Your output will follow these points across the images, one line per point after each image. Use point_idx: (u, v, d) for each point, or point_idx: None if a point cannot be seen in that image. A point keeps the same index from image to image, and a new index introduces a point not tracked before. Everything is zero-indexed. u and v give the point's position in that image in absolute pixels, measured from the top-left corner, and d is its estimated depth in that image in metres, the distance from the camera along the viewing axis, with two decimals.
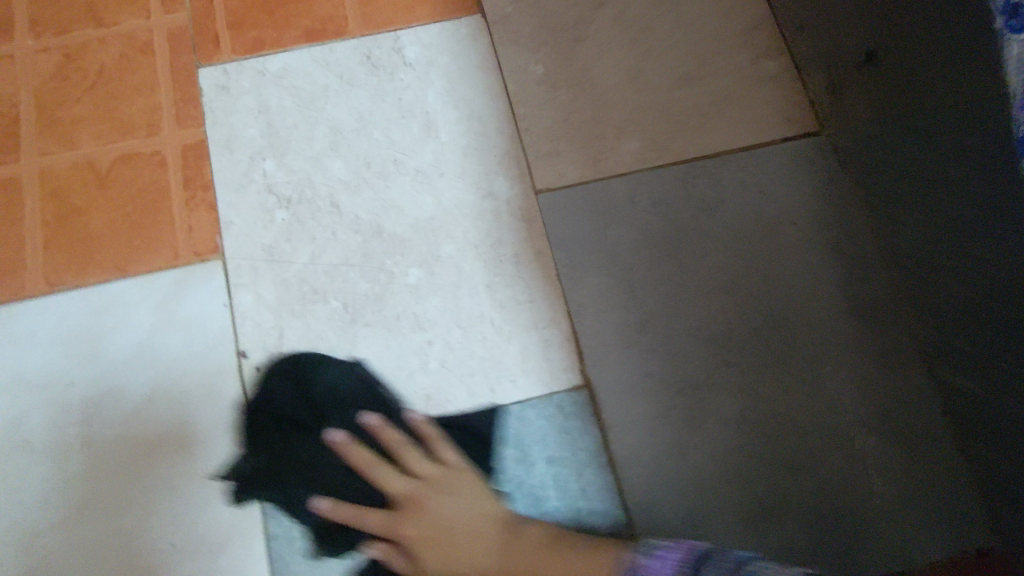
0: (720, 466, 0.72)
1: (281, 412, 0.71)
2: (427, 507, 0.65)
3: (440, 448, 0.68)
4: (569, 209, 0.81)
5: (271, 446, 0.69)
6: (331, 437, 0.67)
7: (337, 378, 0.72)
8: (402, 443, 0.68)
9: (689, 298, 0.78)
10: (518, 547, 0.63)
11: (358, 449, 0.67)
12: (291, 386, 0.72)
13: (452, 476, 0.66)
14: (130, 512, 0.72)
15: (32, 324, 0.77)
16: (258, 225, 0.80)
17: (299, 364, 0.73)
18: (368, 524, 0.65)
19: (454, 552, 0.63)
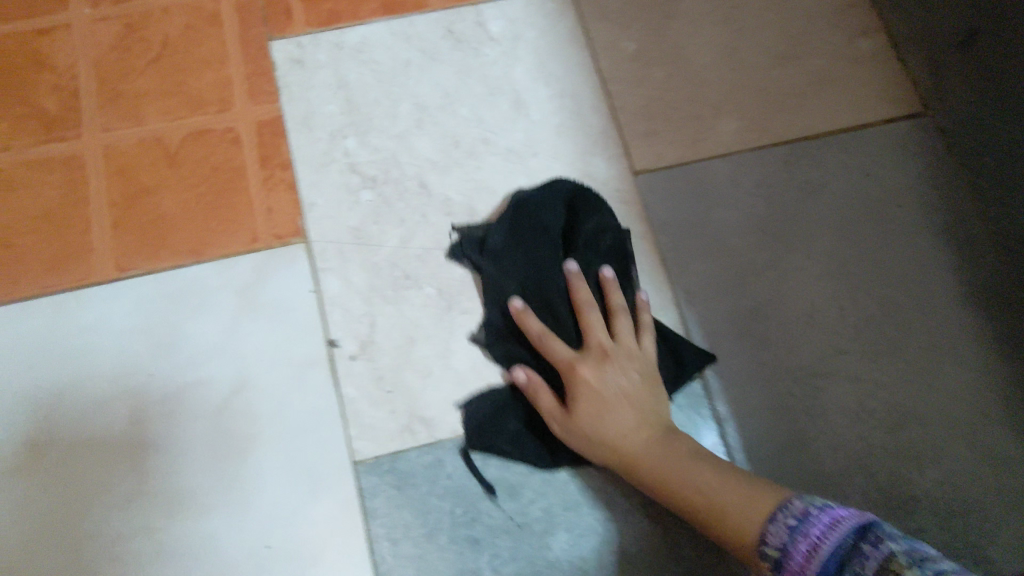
0: (838, 458, 0.70)
1: (533, 222, 0.71)
2: (612, 368, 0.64)
3: (648, 331, 0.67)
4: (670, 191, 0.78)
5: (518, 249, 0.70)
6: (569, 263, 0.68)
7: (598, 230, 0.70)
8: (620, 306, 0.67)
9: (799, 284, 0.75)
10: (671, 449, 0.61)
11: (581, 284, 0.67)
12: (562, 207, 0.72)
13: (643, 357, 0.65)
14: (222, 512, 0.67)
15: (105, 311, 0.71)
16: (343, 206, 0.76)
17: (580, 198, 0.72)
18: (548, 346, 0.65)
19: (602, 416, 0.62)
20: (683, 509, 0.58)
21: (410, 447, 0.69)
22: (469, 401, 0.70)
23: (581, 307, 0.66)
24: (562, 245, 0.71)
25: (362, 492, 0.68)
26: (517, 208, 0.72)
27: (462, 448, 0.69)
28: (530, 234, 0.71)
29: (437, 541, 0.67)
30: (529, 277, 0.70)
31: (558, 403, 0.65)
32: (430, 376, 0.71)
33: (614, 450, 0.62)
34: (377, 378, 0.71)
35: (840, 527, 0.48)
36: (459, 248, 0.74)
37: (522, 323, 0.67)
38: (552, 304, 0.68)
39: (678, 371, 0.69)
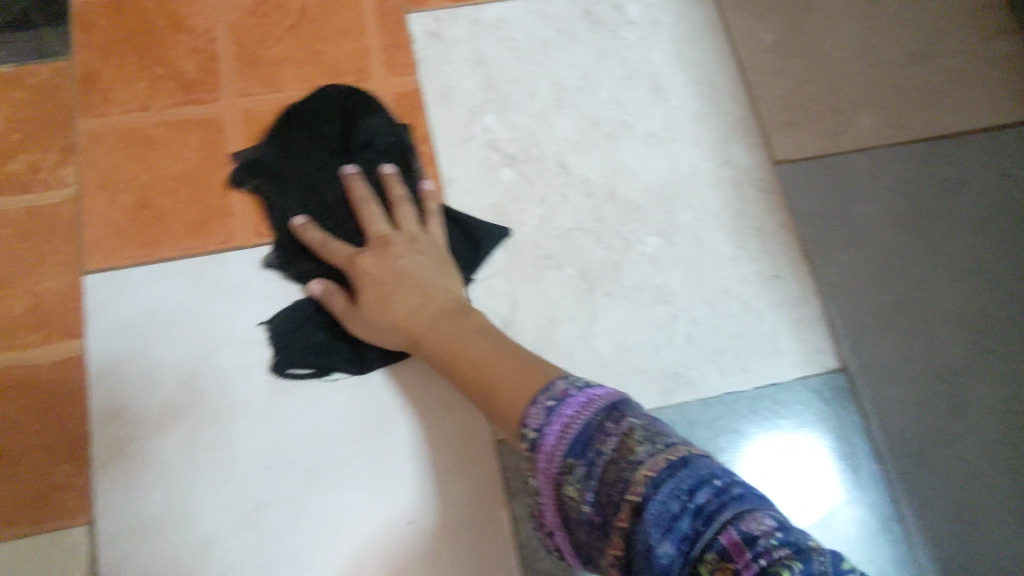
0: (988, 457, 0.69)
1: (309, 133, 0.73)
2: (394, 255, 0.65)
3: (433, 217, 0.69)
4: (809, 183, 0.77)
5: (297, 158, 0.72)
6: (349, 166, 0.70)
7: (373, 132, 0.73)
8: (402, 197, 0.69)
9: (941, 281, 0.74)
10: (461, 322, 0.63)
11: (360, 182, 0.69)
12: (338, 116, 0.73)
13: (427, 241, 0.67)
14: (361, 484, 0.66)
15: (247, 276, 0.71)
16: (482, 182, 0.75)
17: (355, 103, 0.74)
18: (331, 250, 0.67)
19: (387, 301, 0.64)
20: (466, 381, 0.60)
21: None
22: (273, 319, 0.70)
23: (361, 201, 0.68)
24: (340, 149, 0.72)
25: (506, 471, 0.67)
26: (290, 114, 0.74)
27: None
28: (303, 145, 0.72)
29: None
30: (307, 193, 0.71)
31: (351, 302, 0.66)
32: (573, 357, 0.70)
33: (404, 333, 0.64)
34: None
35: (594, 404, 0.50)
36: (242, 173, 0.73)
37: (303, 235, 0.68)
38: (334, 217, 0.70)
39: (474, 250, 0.71)
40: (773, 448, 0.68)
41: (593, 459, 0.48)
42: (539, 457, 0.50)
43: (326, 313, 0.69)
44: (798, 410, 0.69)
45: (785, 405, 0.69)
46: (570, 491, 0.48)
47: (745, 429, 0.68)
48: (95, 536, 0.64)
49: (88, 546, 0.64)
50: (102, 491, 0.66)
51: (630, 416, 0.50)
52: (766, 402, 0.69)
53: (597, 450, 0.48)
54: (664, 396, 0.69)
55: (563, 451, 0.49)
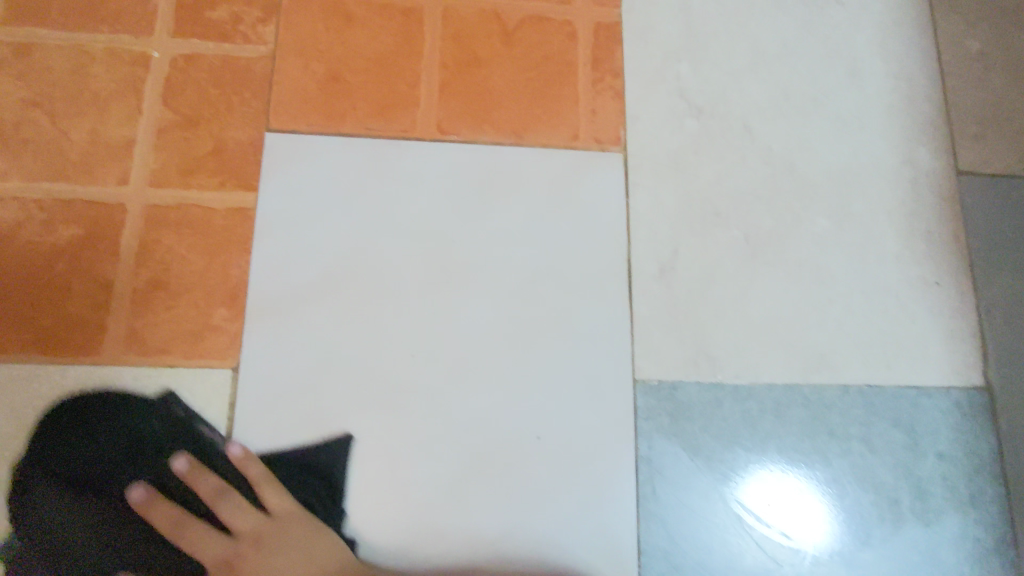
0: None
1: (55, 471, 0.60)
2: (246, 567, 0.57)
3: (263, 494, 0.60)
4: (988, 199, 0.76)
5: (70, 500, 0.59)
6: (133, 492, 0.58)
7: (144, 419, 0.62)
8: (216, 492, 0.60)
9: None
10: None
11: (161, 507, 0.58)
12: (87, 437, 0.61)
13: (273, 530, 0.59)
14: (498, 391, 0.66)
15: (422, 168, 0.72)
16: (665, 128, 0.75)
17: (87, 414, 0.61)
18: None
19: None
20: None
21: (691, 379, 0.68)
22: None
23: (174, 528, 0.58)
24: (106, 480, 0.60)
25: (637, 411, 0.66)
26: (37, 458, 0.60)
27: (743, 395, 0.68)
28: (76, 533, 0.58)
29: (700, 478, 0.65)
30: (98, 539, 0.59)
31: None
32: (723, 316, 0.70)
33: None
34: (672, 304, 0.70)
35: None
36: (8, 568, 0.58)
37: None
38: (151, 553, 0.59)
39: (325, 484, 0.63)
40: (902, 449, 0.68)
41: None
42: None
43: None
44: (934, 418, 0.69)
45: (922, 410, 0.69)
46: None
47: (879, 423, 0.68)
48: (237, 382, 0.64)
49: (230, 388, 0.64)
50: (250, 342, 0.65)
51: None
52: (905, 403, 0.69)
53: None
54: (805, 373, 0.69)
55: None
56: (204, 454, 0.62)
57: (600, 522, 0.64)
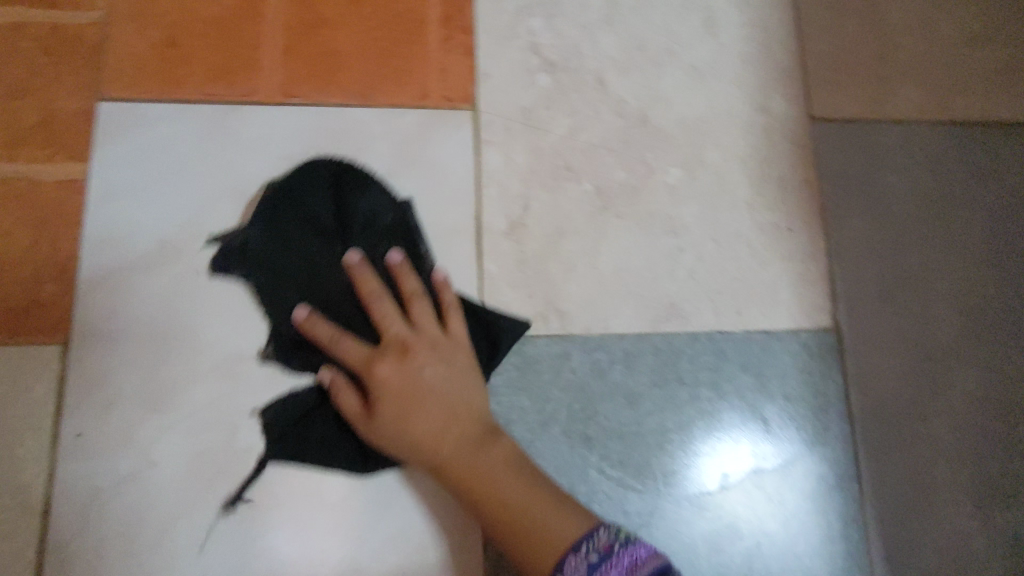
0: (956, 439, 0.70)
1: (298, 216, 0.65)
2: (416, 360, 0.59)
3: (453, 313, 0.63)
4: (841, 144, 0.76)
5: (298, 223, 0.65)
6: (353, 254, 0.62)
7: (376, 210, 0.66)
8: (416, 291, 0.62)
9: (950, 262, 0.75)
10: (484, 454, 0.58)
11: (368, 274, 0.62)
12: (329, 193, 0.66)
13: (449, 345, 0.61)
14: None
15: (263, 133, 0.69)
16: (517, 83, 0.74)
17: (347, 179, 0.67)
18: (344, 347, 0.60)
19: (409, 421, 0.58)
20: (492, 522, 0.56)
21: (540, 334, 0.68)
22: (269, 408, 0.63)
23: (369, 295, 0.61)
24: (339, 234, 0.65)
25: None
26: (285, 189, 0.66)
27: (592, 346, 0.68)
28: (284, 253, 0.64)
29: (548, 431, 0.66)
30: (308, 275, 0.64)
31: (363, 406, 0.60)
32: (573, 270, 0.70)
33: (428, 455, 0.58)
34: (520, 261, 0.69)
35: (639, 570, 0.48)
36: (222, 262, 0.66)
37: (308, 330, 0.61)
38: (338, 306, 0.64)
39: (491, 348, 0.65)
40: (752, 392, 0.69)
41: None
42: None
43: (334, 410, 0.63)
44: (783, 360, 0.70)
45: (771, 353, 0.70)
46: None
47: (727, 368, 0.69)
48: (69, 357, 0.63)
49: (60, 364, 0.63)
50: (85, 317, 0.64)
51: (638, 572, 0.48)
52: (754, 346, 0.70)
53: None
54: (655, 323, 0.69)
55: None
56: (413, 261, 0.66)
57: None
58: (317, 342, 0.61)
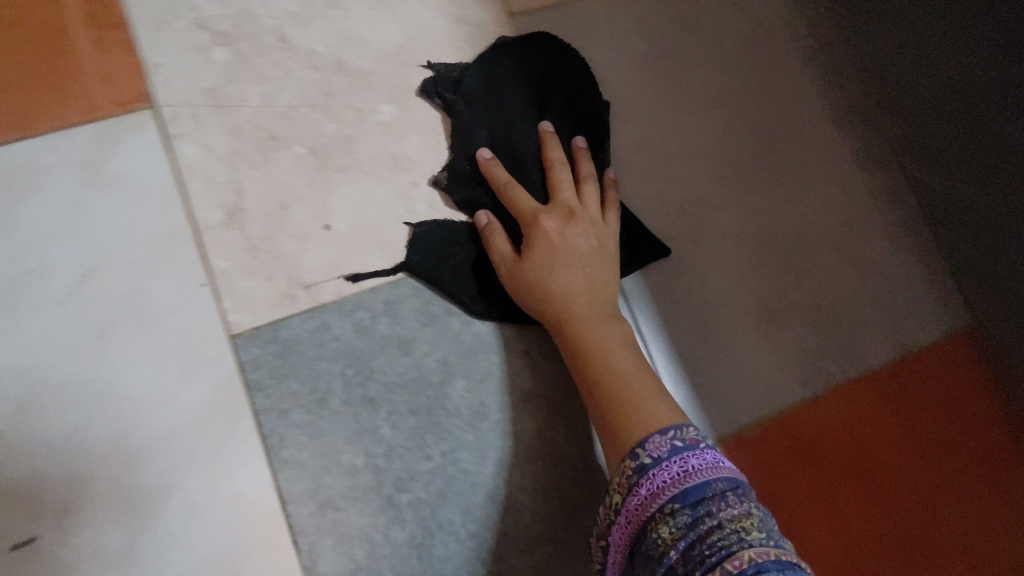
0: (727, 279, 0.72)
1: (529, 92, 0.71)
2: (574, 224, 0.64)
3: (613, 208, 0.68)
4: (547, 31, 0.75)
5: (519, 91, 0.71)
6: (547, 124, 0.69)
7: (582, 95, 0.73)
8: (590, 175, 0.68)
9: (680, 116, 0.76)
10: (609, 326, 0.60)
11: (555, 145, 0.68)
12: (541, 68, 0.72)
13: (605, 226, 0.66)
14: (82, 403, 0.60)
15: None
16: (192, 66, 0.68)
17: (563, 60, 0.72)
18: (514, 196, 0.65)
19: (556, 271, 0.62)
20: (600, 383, 0.57)
21: (291, 314, 0.64)
22: (421, 226, 0.68)
23: (558, 161, 0.67)
24: (541, 104, 0.72)
25: (242, 366, 0.63)
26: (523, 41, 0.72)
27: (349, 308, 0.66)
28: (478, 113, 0.70)
29: (328, 406, 0.63)
30: (498, 117, 0.70)
31: (513, 252, 0.64)
32: (308, 239, 0.66)
33: (557, 304, 0.61)
34: (249, 246, 0.65)
35: (721, 469, 0.48)
36: (432, 84, 0.71)
37: (489, 171, 0.66)
38: (519, 163, 0.69)
39: (628, 258, 0.70)
40: None
41: (676, 502, 0.46)
42: (646, 484, 0.48)
43: (466, 268, 0.67)
44: None
45: None
46: (665, 534, 0.45)
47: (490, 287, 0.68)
48: None
49: None
50: None
51: (721, 478, 0.47)
52: None
53: (711, 509, 0.45)
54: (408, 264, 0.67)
55: (674, 491, 0.46)
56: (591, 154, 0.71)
57: (235, 490, 0.61)
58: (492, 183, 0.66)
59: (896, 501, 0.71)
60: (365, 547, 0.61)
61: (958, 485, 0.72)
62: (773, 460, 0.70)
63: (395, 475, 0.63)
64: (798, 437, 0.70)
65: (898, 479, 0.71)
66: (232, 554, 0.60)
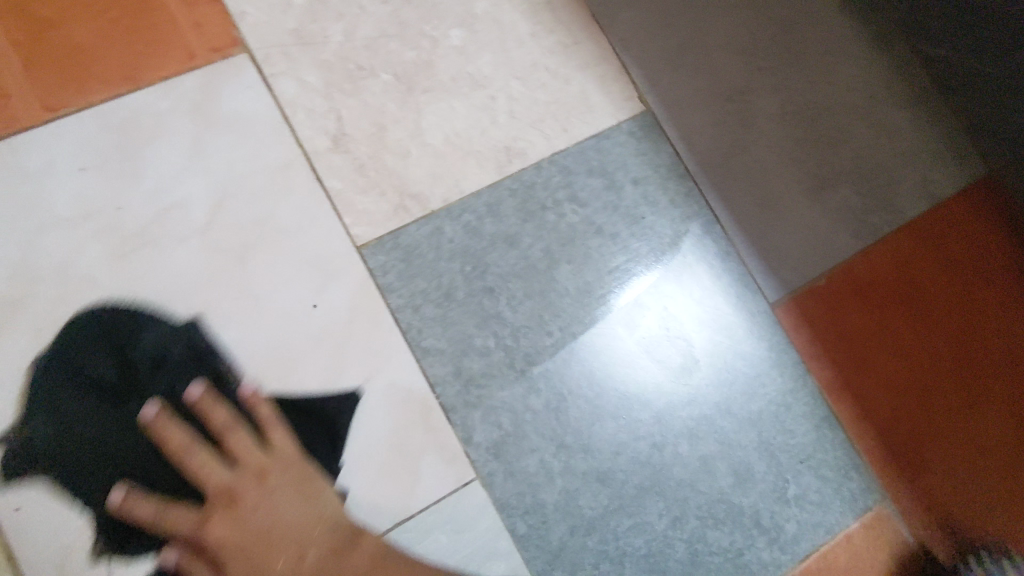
0: (776, 154, 0.81)
1: (84, 391, 0.62)
2: (247, 498, 0.59)
3: (275, 430, 0.62)
4: None
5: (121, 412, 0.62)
6: (148, 407, 0.60)
7: (163, 344, 0.64)
8: (229, 422, 0.61)
9: (714, 15, 0.83)
10: (347, 560, 0.58)
11: (173, 428, 0.60)
12: (110, 347, 0.63)
13: (276, 469, 0.60)
14: (237, 318, 0.65)
15: (47, 153, 0.65)
16: (275, 11, 0.73)
17: (116, 327, 0.63)
18: (171, 520, 0.58)
19: (264, 567, 0.57)
20: None
21: (407, 222, 0.71)
22: None
23: (181, 449, 0.59)
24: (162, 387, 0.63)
25: (373, 273, 0.69)
26: (64, 344, 0.62)
27: (457, 213, 0.72)
28: (77, 453, 0.61)
29: (455, 298, 0.70)
30: (105, 445, 0.61)
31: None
32: (409, 155, 0.73)
33: None
34: (358, 166, 0.71)
35: None
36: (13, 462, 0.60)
37: (130, 513, 0.58)
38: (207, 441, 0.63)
39: (331, 437, 0.64)
40: (604, 190, 0.76)
41: None
42: None
43: None
44: (618, 153, 0.77)
45: (607, 151, 0.77)
46: None
47: (574, 183, 0.75)
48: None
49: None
50: None
51: None
52: (591, 152, 0.77)
53: None
54: (500, 168, 0.74)
55: None
56: (219, 392, 0.63)
57: (386, 380, 0.67)
58: (143, 522, 0.58)
59: (949, 329, 0.79)
60: (510, 417, 0.68)
61: (999, 304, 0.80)
62: (838, 305, 0.78)
63: (524, 352, 0.70)
64: (855, 283, 0.79)
65: (944, 308, 0.79)
66: (396, 440, 0.65)
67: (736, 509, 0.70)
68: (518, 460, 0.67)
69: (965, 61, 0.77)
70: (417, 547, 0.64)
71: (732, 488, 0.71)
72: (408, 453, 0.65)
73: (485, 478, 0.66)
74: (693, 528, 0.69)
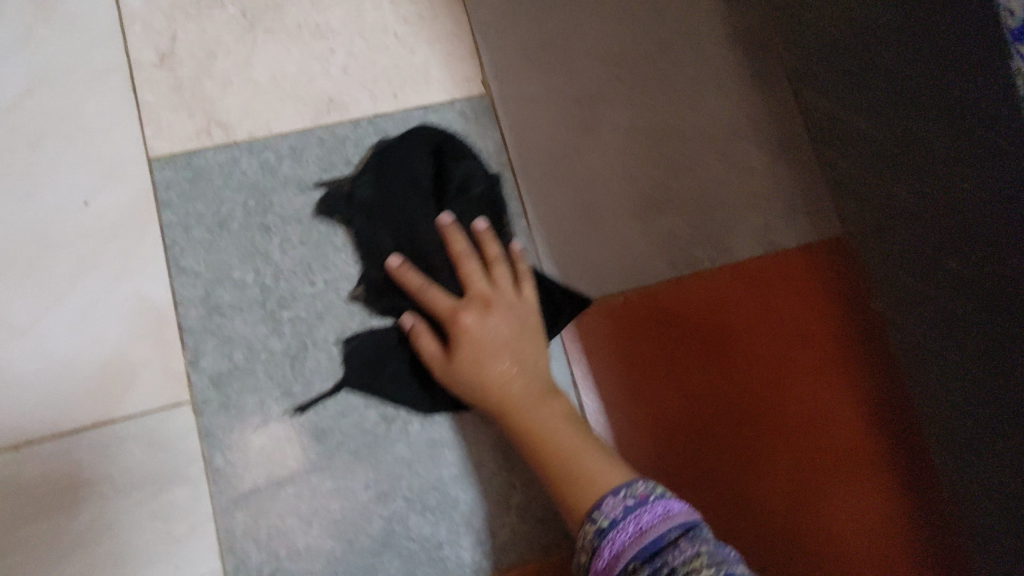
0: (611, 165, 0.79)
1: (404, 176, 0.71)
2: (494, 312, 0.65)
3: (527, 280, 0.68)
4: None
5: (392, 202, 0.70)
6: (447, 214, 0.68)
7: (470, 177, 0.72)
8: (496, 256, 0.68)
9: (586, 19, 0.82)
10: (547, 406, 0.63)
11: (457, 235, 0.67)
12: (427, 154, 0.72)
13: (524, 307, 0.67)
14: (10, 194, 0.69)
15: None
16: None
17: (447, 144, 0.73)
18: (429, 297, 0.66)
19: (481, 365, 0.64)
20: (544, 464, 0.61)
21: (207, 146, 0.72)
22: (351, 340, 0.69)
23: (457, 255, 0.67)
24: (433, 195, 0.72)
25: (155, 185, 0.71)
26: (383, 160, 0.72)
27: (258, 148, 0.73)
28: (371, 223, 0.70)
29: (228, 227, 0.71)
30: (398, 222, 0.70)
31: (441, 351, 0.66)
32: (229, 85, 0.74)
33: (489, 398, 0.64)
34: (176, 86, 0.73)
35: None
36: (328, 203, 0.72)
37: (401, 277, 0.66)
38: (427, 256, 0.69)
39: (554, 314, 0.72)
40: None
41: None
42: None
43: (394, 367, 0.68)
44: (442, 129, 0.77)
45: (430, 125, 0.77)
46: None
47: (386, 147, 0.75)
48: None
49: None
50: None
51: None
52: (413, 122, 0.77)
53: None
54: (316, 117, 0.75)
55: None
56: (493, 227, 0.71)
57: (132, 287, 0.69)
58: (407, 289, 0.67)
59: (746, 382, 0.76)
60: (243, 352, 0.68)
61: (807, 369, 0.78)
62: (631, 329, 0.75)
63: (280, 294, 0.70)
64: (657, 311, 0.76)
65: (748, 359, 0.77)
66: (122, 344, 0.68)
67: (450, 502, 0.68)
68: (237, 395, 0.68)
69: (839, 113, 0.73)
70: (110, 450, 0.66)
71: (452, 480, 0.68)
72: (130, 359, 0.68)
73: (198, 404, 0.67)
74: (397, 508, 0.67)
